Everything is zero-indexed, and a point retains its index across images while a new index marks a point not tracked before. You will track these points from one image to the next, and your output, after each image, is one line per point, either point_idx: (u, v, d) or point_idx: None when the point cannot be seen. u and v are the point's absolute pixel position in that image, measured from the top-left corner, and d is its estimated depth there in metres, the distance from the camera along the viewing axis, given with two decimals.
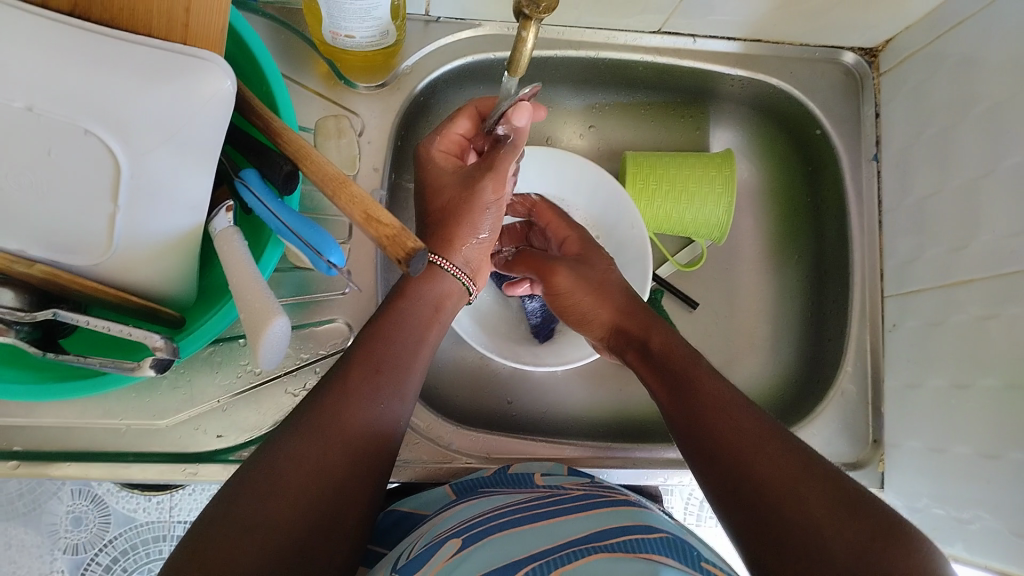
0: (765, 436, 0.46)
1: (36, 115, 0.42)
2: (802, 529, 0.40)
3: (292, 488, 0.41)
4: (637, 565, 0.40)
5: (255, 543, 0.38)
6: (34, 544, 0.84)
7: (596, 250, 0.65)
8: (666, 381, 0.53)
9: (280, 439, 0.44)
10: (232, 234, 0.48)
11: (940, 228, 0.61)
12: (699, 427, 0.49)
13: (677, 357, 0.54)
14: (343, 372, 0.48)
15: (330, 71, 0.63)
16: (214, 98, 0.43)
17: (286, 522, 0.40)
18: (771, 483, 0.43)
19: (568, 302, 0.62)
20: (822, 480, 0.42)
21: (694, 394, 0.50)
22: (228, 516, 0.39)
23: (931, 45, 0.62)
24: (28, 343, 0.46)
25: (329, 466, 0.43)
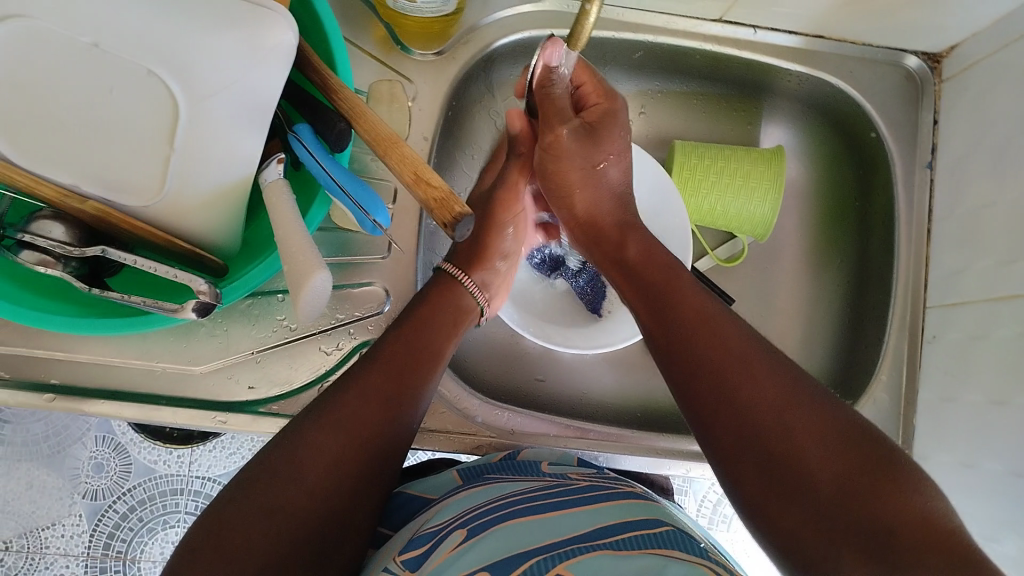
0: (752, 357, 0.48)
1: (101, 51, 0.43)
2: (795, 467, 0.43)
3: (312, 477, 0.43)
4: (646, 560, 0.41)
5: (269, 529, 0.41)
6: (55, 486, 0.85)
7: (613, 130, 0.60)
8: (651, 310, 0.54)
9: (303, 425, 0.45)
10: (282, 186, 0.48)
11: (990, 240, 0.59)
12: (677, 344, 0.51)
13: (658, 268, 0.56)
14: (366, 370, 0.49)
15: (388, 36, 0.63)
16: (276, 49, 0.44)
17: (298, 510, 0.42)
18: (757, 415, 0.45)
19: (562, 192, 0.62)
20: (809, 408, 0.44)
21: (676, 304, 0.53)
22: (244, 498, 0.41)
23: (999, 52, 0.60)
24: (74, 277, 0.47)
25: (349, 457, 0.45)
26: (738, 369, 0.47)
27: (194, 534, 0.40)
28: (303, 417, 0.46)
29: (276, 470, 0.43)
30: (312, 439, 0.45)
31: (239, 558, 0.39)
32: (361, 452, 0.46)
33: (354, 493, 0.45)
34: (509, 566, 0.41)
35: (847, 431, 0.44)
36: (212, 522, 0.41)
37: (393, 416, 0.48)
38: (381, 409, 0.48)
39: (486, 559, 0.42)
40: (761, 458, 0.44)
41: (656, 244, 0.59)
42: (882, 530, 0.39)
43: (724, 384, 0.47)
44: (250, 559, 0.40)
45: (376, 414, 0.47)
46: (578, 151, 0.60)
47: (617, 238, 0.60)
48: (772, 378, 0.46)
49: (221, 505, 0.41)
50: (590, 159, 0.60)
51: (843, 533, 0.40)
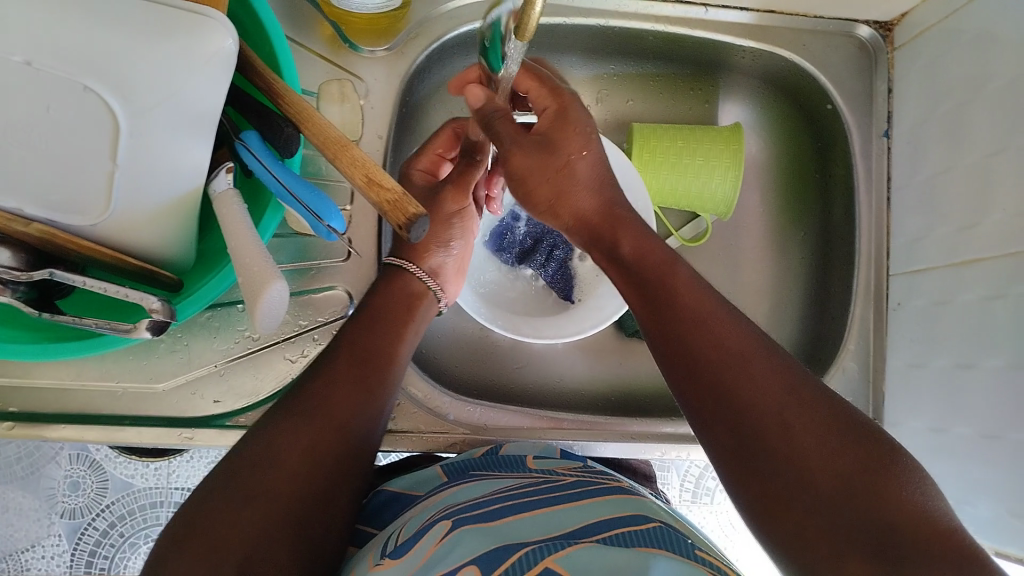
0: (753, 351, 0.43)
1: (34, 70, 0.41)
2: (795, 466, 0.39)
3: (291, 459, 0.43)
4: (626, 553, 0.40)
5: (253, 517, 0.39)
6: (32, 507, 0.84)
7: (569, 124, 0.51)
8: (638, 294, 0.49)
9: (279, 417, 0.45)
10: (231, 197, 0.47)
11: (949, 206, 0.60)
12: (671, 329, 0.46)
13: (656, 256, 0.49)
14: (333, 356, 0.49)
15: (335, 34, 0.62)
16: (215, 57, 0.43)
17: (278, 497, 0.41)
18: (760, 411, 0.41)
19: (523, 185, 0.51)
20: (816, 408, 0.41)
21: (670, 294, 0.47)
22: (222, 491, 0.40)
23: (948, 18, 0.60)
24: (25, 302, 0.46)
25: (327, 441, 0.45)
26: (737, 359, 0.43)
27: (178, 524, 0.39)
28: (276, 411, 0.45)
29: (255, 457, 0.42)
30: (286, 424, 0.44)
31: (229, 546, 0.38)
32: (338, 436, 0.45)
33: (336, 475, 0.44)
34: (501, 556, 0.40)
35: (856, 434, 0.40)
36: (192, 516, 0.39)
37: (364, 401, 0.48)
38: (351, 392, 0.47)
39: (475, 549, 0.41)
40: (760, 452, 0.40)
41: (652, 237, 0.51)
42: (890, 529, 0.36)
43: (724, 378, 0.42)
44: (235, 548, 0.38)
45: (348, 397, 0.47)
46: (534, 159, 0.50)
47: (609, 233, 0.51)
48: (778, 374, 0.42)
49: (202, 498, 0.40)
50: (553, 164, 0.50)
51: (845, 529, 0.37)
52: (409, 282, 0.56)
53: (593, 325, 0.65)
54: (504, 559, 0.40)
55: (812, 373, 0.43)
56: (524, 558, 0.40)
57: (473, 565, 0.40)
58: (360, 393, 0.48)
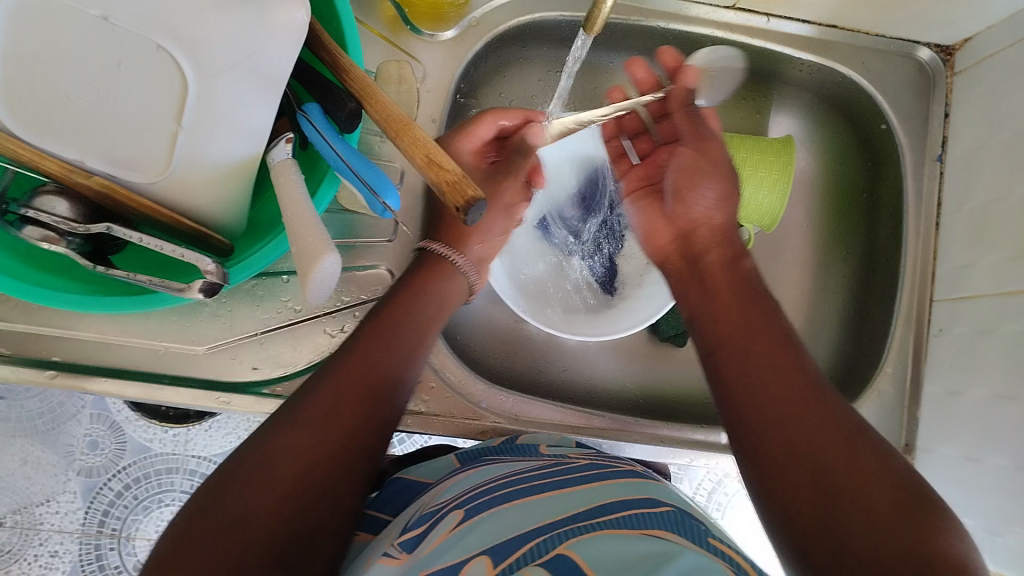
0: (817, 393, 0.43)
1: (109, 24, 0.43)
2: (838, 496, 0.37)
3: (306, 442, 0.42)
4: (654, 545, 0.39)
5: (264, 504, 0.39)
6: (49, 462, 0.85)
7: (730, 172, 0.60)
8: (724, 325, 0.49)
9: (300, 395, 0.44)
10: (290, 165, 0.48)
11: (1000, 235, 0.59)
12: (745, 365, 0.46)
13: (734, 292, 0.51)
14: (360, 333, 0.48)
15: (396, 16, 0.63)
16: (285, 27, 0.44)
17: (307, 450, 0.42)
18: (810, 443, 0.40)
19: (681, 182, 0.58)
20: (865, 449, 0.39)
21: (760, 332, 0.47)
22: (239, 476, 0.40)
23: (1014, 46, 0.60)
24: (78, 253, 0.47)
25: (339, 428, 0.43)
26: (804, 395, 0.42)
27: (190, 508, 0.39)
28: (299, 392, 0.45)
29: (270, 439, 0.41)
30: (307, 405, 0.43)
31: (242, 505, 0.38)
32: (353, 424, 0.44)
33: (350, 468, 0.43)
34: (511, 547, 0.40)
35: (909, 488, 0.37)
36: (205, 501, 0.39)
37: (376, 391, 0.46)
38: (375, 377, 0.46)
39: (488, 539, 0.41)
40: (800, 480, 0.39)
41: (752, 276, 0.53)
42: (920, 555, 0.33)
43: (789, 412, 0.42)
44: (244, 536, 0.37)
45: (368, 385, 0.46)
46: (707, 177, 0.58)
47: (726, 253, 0.55)
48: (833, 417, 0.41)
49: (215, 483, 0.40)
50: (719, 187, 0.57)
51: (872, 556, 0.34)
52: (446, 284, 0.55)
53: (629, 326, 0.65)
54: (513, 552, 0.40)
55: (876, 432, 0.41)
56: (533, 551, 0.40)
57: (484, 557, 0.40)
58: (381, 382, 0.46)
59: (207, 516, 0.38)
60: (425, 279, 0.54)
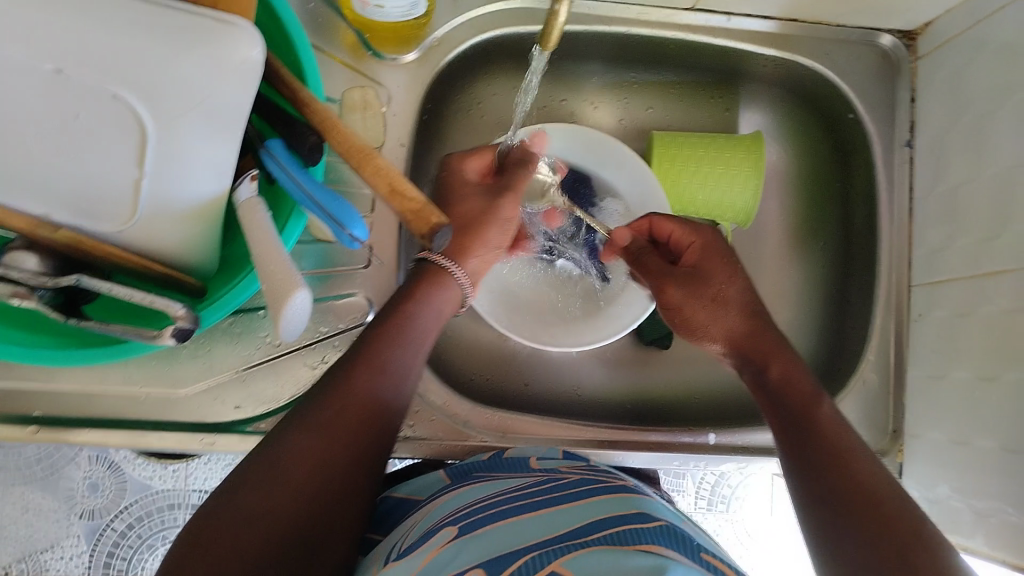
0: (881, 492, 0.45)
1: (64, 77, 0.42)
2: None
3: (294, 480, 0.42)
4: (648, 559, 0.38)
5: (251, 539, 0.39)
6: (51, 508, 0.84)
7: (717, 261, 0.58)
8: (784, 426, 0.51)
9: (289, 426, 0.44)
10: (256, 204, 0.47)
11: (971, 217, 0.59)
12: (812, 471, 0.48)
13: (800, 389, 0.53)
14: (355, 360, 0.47)
15: (357, 42, 0.62)
16: (242, 66, 0.43)
17: (298, 485, 0.42)
18: (889, 548, 0.42)
19: (680, 312, 0.58)
20: (937, 555, 0.41)
21: (817, 432, 0.50)
22: (226, 511, 0.40)
23: (973, 28, 0.60)
24: (49, 307, 0.46)
25: (334, 459, 0.43)
26: (869, 491, 0.45)
27: (179, 549, 0.39)
28: (286, 421, 0.45)
29: (258, 476, 0.41)
30: (297, 438, 0.43)
31: (226, 544, 0.39)
32: (348, 453, 0.44)
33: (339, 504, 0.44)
34: (507, 560, 0.40)
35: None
36: (195, 537, 0.40)
37: (374, 420, 0.46)
38: (363, 408, 0.45)
39: (483, 554, 0.41)
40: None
41: (803, 371, 0.54)
42: None
43: (863, 517, 0.44)
44: (228, 572, 0.38)
45: (356, 418, 0.45)
46: (690, 297, 0.57)
47: (764, 353, 0.55)
48: (907, 523, 0.43)
49: (201, 517, 0.41)
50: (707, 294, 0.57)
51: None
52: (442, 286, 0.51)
53: (607, 335, 0.65)
54: (509, 563, 0.39)
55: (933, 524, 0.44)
56: (531, 562, 0.39)
57: (479, 569, 0.39)
58: (368, 409, 0.46)
59: (192, 560, 0.38)
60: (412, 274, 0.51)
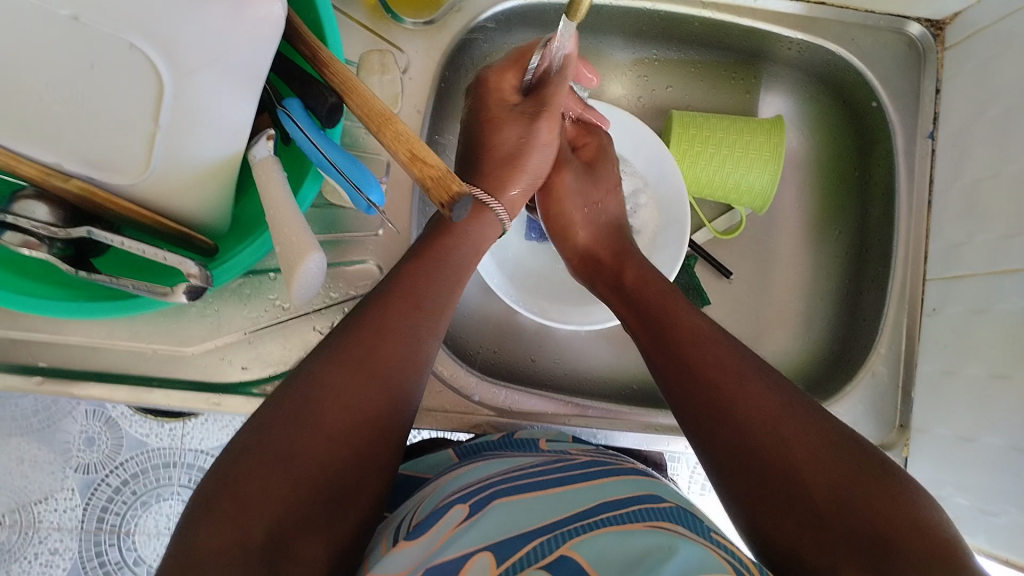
0: (747, 375, 0.48)
1: (82, 24, 0.41)
2: (790, 476, 0.42)
3: (327, 422, 0.41)
4: (655, 540, 0.38)
5: (289, 475, 0.39)
6: (46, 460, 0.84)
7: (608, 162, 0.65)
8: (642, 321, 0.55)
9: (315, 372, 0.44)
10: (272, 162, 0.47)
11: (992, 213, 0.58)
12: (676, 365, 0.50)
13: (654, 289, 0.56)
14: (379, 312, 0.47)
15: (377, 4, 0.61)
16: (263, 22, 0.42)
17: (334, 423, 0.42)
18: (747, 415, 0.45)
19: (556, 211, 0.64)
20: (805, 422, 0.45)
21: (671, 332, 0.52)
22: (259, 447, 0.40)
23: (1004, 20, 0.59)
24: (60, 259, 0.45)
25: (364, 401, 0.43)
26: (726, 372, 0.48)
27: (204, 492, 0.39)
28: (315, 361, 0.44)
29: (288, 419, 0.41)
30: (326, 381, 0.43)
31: (261, 478, 0.38)
32: (378, 396, 0.44)
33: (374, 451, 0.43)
34: (516, 544, 0.40)
35: (831, 434, 0.44)
36: (225, 474, 0.39)
37: (405, 372, 0.46)
38: (394, 353, 0.46)
39: (494, 534, 0.41)
40: (755, 474, 0.43)
41: (654, 273, 0.58)
42: (869, 526, 0.39)
43: (695, 360, 0.49)
44: (265, 507, 0.38)
45: (390, 361, 0.45)
46: (577, 190, 0.63)
47: (616, 265, 0.60)
48: (775, 400, 0.46)
49: (231, 456, 0.40)
50: (588, 196, 0.64)
51: (831, 525, 0.40)
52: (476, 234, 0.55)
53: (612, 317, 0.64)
54: (515, 550, 0.39)
55: (806, 394, 0.47)
56: (536, 551, 0.39)
57: (487, 552, 0.39)
58: (400, 353, 0.46)
59: (224, 498, 0.38)
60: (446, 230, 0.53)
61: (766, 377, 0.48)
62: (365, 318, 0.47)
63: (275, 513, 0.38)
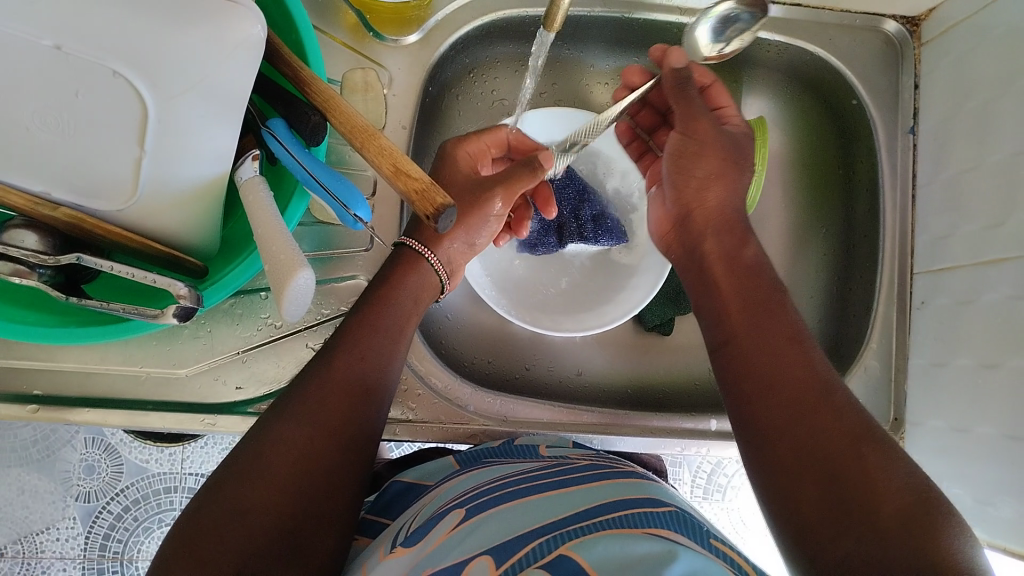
0: (835, 391, 0.44)
1: (64, 54, 0.41)
2: (859, 500, 0.38)
3: (275, 475, 0.41)
4: (654, 545, 0.38)
5: (241, 530, 0.39)
6: (47, 490, 0.84)
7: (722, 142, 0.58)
8: (730, 276, 0.53)
9: (266, 427, 0.44)
10: (258, 182, 0.47)
11: (975, 204, 0.59)
12: (742, 364, 0.48)
13: (758, 282, 0.52)
14: (328, 358, 0.47)
15: (359, 23, 0.62)
16: (242, 44, 0.43)
17: (285, 478, 0.41)
18: (823, 444, 0.41)
19: (678, 170, 0.58)
20: (887, 455, 0.40)
21: (766, 325, 0.49)
22: (216, 503, 0.40)
23: (978, 15, 0.60)
24: (50, 286, 0.46)
25: (314, 454, 0.43)
26: (814, 393, 0.43)
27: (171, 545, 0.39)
28: (269, 415, 0.44)
29: (240, 474, 0.41)
30: (280, 430, 0.43)
31: (214, 537, 0.38)
32: (328, 449, 0.44)
33: (325, 497, 0.43)
34: (515, 545, 0.39)
35: (916, 482, 0.38)
36: (186, 533, 0.39)
37: (356, 422, 0.46)
38: (343, 401, 0.45)
39: (492, 537, 0.40)
40: (823, 487, 0.39)
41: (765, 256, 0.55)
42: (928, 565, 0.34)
43: (770, 375, 0.46)
44: (223, 565, 0.37)
45: (340, 409, 0.45)
46: (704, 159, 0.57)
47: (732, 238, 0.56)
48: (854, 422, 0.42)
49: (192, 512, 0.40)
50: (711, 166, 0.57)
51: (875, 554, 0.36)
52: (411, 280, 0.53)
53: (616, 319, 0.66)
54: (514, 551, 0.39)
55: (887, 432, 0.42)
56: (536, 550, 0.38)
57: (486, 555, 0.39)
58: (351, 405, 0.46)
59: (185, 555, 0.38)
60: (388, 276, 0.53)
61: (862, 416, 0.42)
62: (313, 373, 0.46)
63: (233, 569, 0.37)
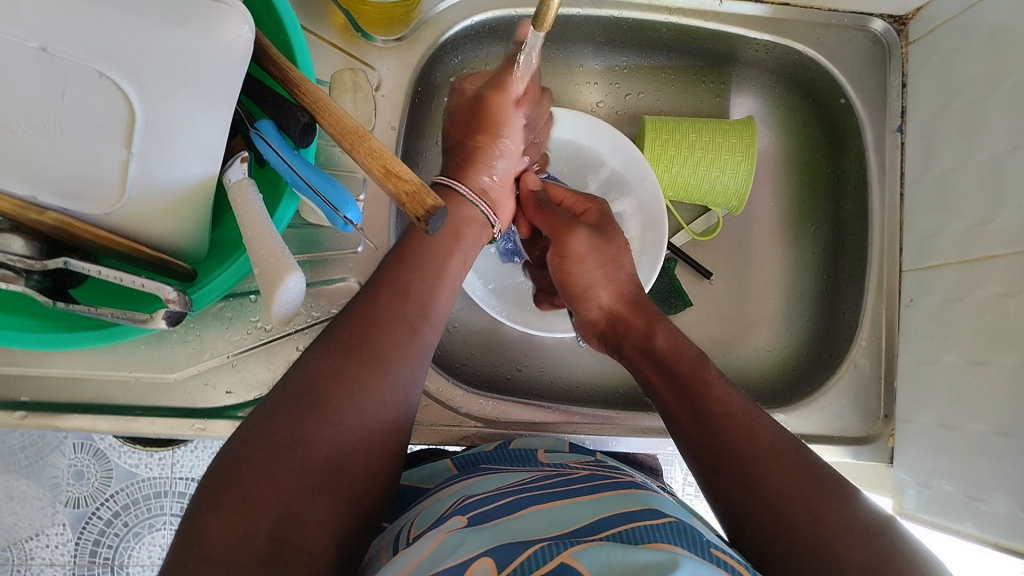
0: (783, 455, 0.46)
1: (50, 56, 0.40)
2: (822, 555, 0.40)
3: (329, 406, 0.42)
4: (655, 554, 0.37)
5: (294, 462, 0.39)
6: (35, 496, 0.83)
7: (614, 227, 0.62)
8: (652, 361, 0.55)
9: (315, 356, 0.44)
10: (246, 185, 0.47)
11: (963, 202, 0.59)
12: (693, 407, 0.50)
13: (685, 356, 0.53)
14: (374, 296, 0.48)
15: (347, 23, 0.62)
16: (231, 45, 0.42)
17: (339, 412, 0.42)
18: (774, 488, 0.44)
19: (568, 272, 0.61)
20: (842, 504, 0.43)
21: (699, 389, 0.51)
22: (265, 433, 0.40)
23: (964, 13, 0.60)
24: (38, 291, 0.46)
25: (366, 390, 0.43)
26: (751, 436, 0.47)
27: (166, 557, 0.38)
28: (314, 348, 0.45)
29: (293, 405, 0.41)
30: (325, 367, 0.43)
31: (263, 472, 0.38)
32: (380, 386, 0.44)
33: (376, 429, 0.43)
34: (516, 550, 0.39)
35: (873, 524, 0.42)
36: (231, 464, 0.39)
37: (400, 357, 0.46)
38: (389, 338, 0.46)
39: (492, 543, 0.40)
40: (772, 526, 0.43)
41: (685, 339, 0.56)
42: None
43: (712, 408, 0.49)
44: (270, 500, 0.38)
45: (387, 345, 0.46)
46: (590, 249, 0.60)
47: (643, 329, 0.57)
48: (810, 484, 0.44)
49: (241, 439, 0.40)
50: (603, 253, 0.60)
51: None
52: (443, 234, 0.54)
53: None
54: (515, 555, 0.38)
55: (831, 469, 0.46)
56: (537, 555, 0.38)
57: (487, 559, 0.38)
58: (399, 340, 0.46)
59: (230, 488, 0.38)
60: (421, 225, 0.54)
61: (796, 448, 0.47)
62: (360, 309, 0.47)
63: (279, 507, 0.38)
